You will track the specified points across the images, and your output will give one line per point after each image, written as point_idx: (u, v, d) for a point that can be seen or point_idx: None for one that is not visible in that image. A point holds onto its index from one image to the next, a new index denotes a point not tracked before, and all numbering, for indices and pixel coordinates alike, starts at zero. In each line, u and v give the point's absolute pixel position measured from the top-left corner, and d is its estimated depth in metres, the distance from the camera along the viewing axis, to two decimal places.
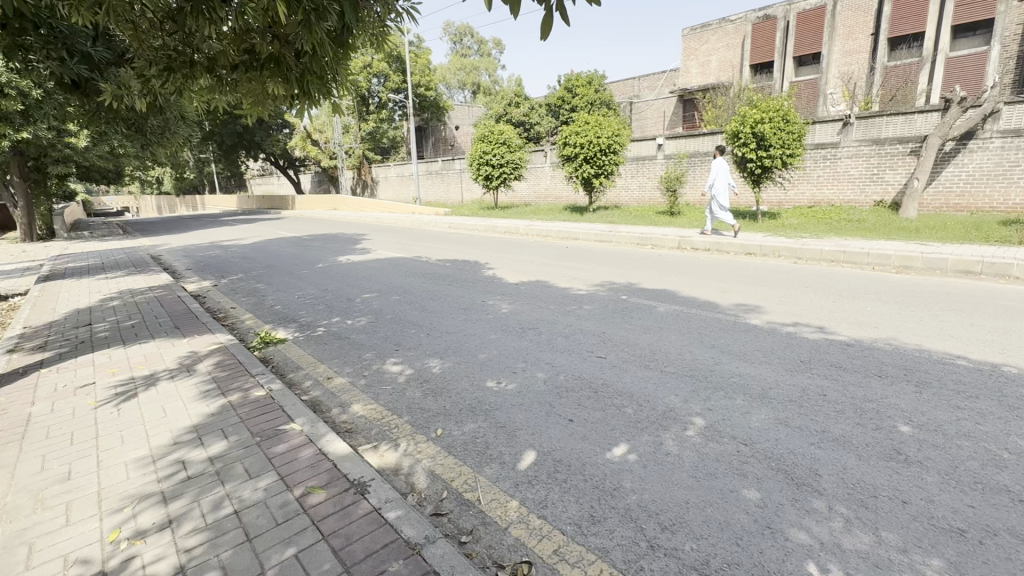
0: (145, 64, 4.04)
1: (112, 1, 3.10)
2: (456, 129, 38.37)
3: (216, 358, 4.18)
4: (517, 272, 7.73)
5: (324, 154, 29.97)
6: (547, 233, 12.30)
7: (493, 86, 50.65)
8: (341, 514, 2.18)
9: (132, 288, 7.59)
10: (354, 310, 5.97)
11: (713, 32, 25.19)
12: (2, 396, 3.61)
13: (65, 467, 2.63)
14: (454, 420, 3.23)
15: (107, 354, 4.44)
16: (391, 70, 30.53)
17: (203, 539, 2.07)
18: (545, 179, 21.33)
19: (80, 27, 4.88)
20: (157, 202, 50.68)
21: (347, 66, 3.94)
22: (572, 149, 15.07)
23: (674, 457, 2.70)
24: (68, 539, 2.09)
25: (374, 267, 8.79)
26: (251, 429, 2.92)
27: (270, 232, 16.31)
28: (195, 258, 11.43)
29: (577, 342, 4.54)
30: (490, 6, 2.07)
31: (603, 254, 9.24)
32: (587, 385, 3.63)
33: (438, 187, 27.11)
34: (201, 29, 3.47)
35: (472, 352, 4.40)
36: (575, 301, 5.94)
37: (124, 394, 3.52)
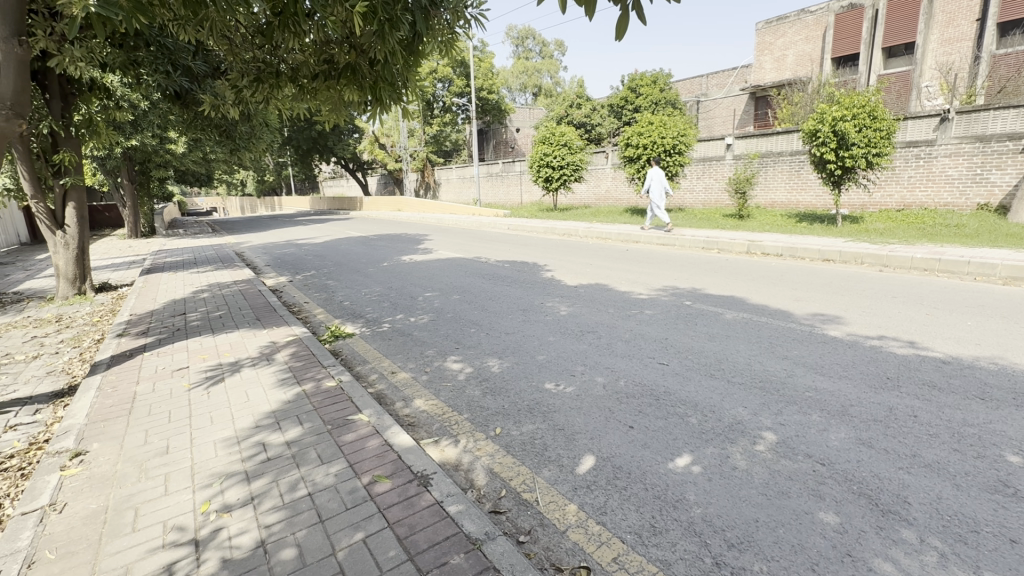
0: (238, 76, 4.46)
1: (212, 21, 3.46)
2: (516, 131, 38.67)
3: (292, 349, 4.47)
4: (578, 274, 7.68)
5: (391, 157, 31.30)
6: (608, 236, 12.11)
7: (555, 88, 50.67)
8: (405, 504, 2.26)
9: (219, 282, 8.27)
10: (416, 308, 6.17)
11: (791, 25, 23.82)
12: (113, 374, 4.08)
13: (163, 442, 2.91)
14: (513, 420, 3.25)
15: (199, 341, 4.88)
16: (455, 75, 31.71)
17: (280, 517, 2.21)
18: (606, 181, 21.04)
19: (183, 44, 5.57)
20: (241, 203, 55.12)
21: (416, 73, 4.08)
22: (635, 150, 14.75)
23: (742, 472, 2.57)
24: (165, 508, 2.31)
25: (436, 266, 9.03)
26: (323, 418, 3.09)
27: (340, 232, 17.21)
28: (274, 254, 12.28)
29: (638, 347, 4.44)
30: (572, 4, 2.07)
31: (666, 258, 8.96)
32: (648, 391, 3.54)
33: (498, 189, 27.47)
34: (286, 42, 3.74)
35: (531, 353, 4.41)
36: (636, 305, 5.81)
37: (213, 378, 3.87)
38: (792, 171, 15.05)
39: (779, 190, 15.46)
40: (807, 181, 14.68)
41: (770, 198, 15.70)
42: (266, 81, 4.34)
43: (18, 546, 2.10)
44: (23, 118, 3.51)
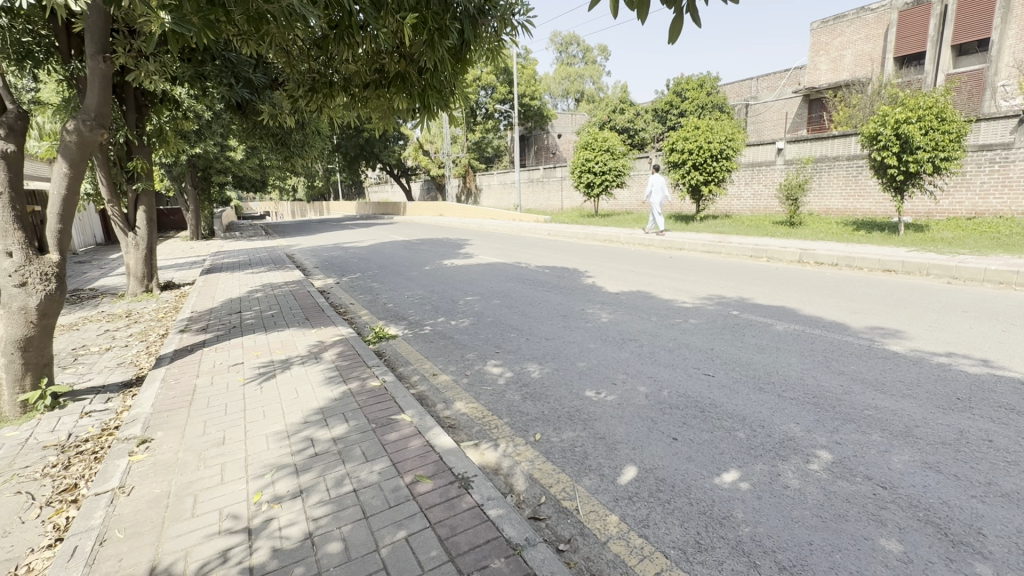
0: (295, 86, 4.69)
1: (273, 36, 3.67)
2: (558, 137, 38.61)
3: (338, 348, 4.62)
4: (619, 281, 7.57)
5: (434, 163, 31.98)
6: (650, 242, 11.88)
7: (598, 93, 50.31)
8: (447, 505, 2.28)
9: (272, 282, 8.66)
10: (457, 312, 6.24)
11: (850, 24, 22.77)
12: (176, 367, 4.35)
13: (220, 433, 3.07)
14: (553, 427, 3.23)
15: (253, 339, 5.12)
16: (498, 82, 32.14)
17: (327, 511, 2.28)
18: None
19: (245, 57, 5.97)
20: (292, 207, 57.65)
21: (463, 80, 4.16)
22: (680, 155, 14.42)
23: (795, 492, 2.44)
24: (222, 496, 2.43)
25: (477, 271, 9.11)
26: (368, 416, 3.18)
27: (385, 236, 17.69)
28: (322, 257, 12.77)
29: (681, 357, 4.33)
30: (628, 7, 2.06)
31: (713, 266, 8.69)
32: (693, 403, 3.43)
33: (539, 195, 27.50)
34: (340, 54, 3.91)
35: (571, 359, 4.38)
36: (680, 314, 5.66)
37: (265, 374, 4.05)
38: (850, 176, 14.31)
39: (834, 197, 14.74)
40: (866, 187, 13.92)
41: (825, 205, 14.99)
42: (320, 91, 4.55)
43: (91, 524, 2.26)
44: (105, 129, 3.81)
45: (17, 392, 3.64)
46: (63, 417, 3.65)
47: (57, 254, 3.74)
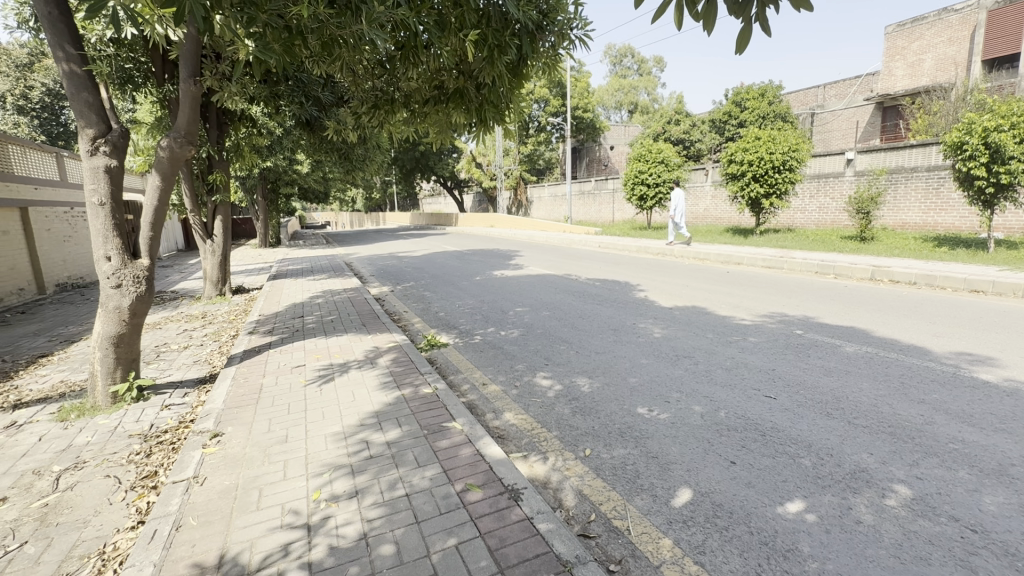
0: (360, 103, 4.94)
1: (343, 58, 3.92)
2: (610, 149, 38.33)
3: (392, 354, 4.76)
4: (673, 295, 7.36)
5: (486, 175, 32.63)
6: (706, 256, 11.50)
7: (652, 105, 49.60)
8: (497, 516, 2.28)
9: (331, 289, 9.08)
10: (507, 322, 6.29)
11: (930, 26, 21.29)
12: (245, 367, 4.63)
13: (284, 431, 3.23)
14: (604, 443, 3.17)
15: (314, 342, 5.38)
16: (551, 96, 32.44)
17: (381, 513, 2.34)
18: (705, 200, 20.13)
19: (315, 78, 6.40)
20: (350, 218, 60.55)
21: (520, 94, 4.25)
22: (738, 166, 13.93)
23: (869, 528, 2.26)
24: (284, 491, 2.55)
25: (528, 282, 9.14)
26: (420, 422, 3.25)
27: (438, 246, 18.16)
28: (378, 266, 13.26)
29: (740, 376, 4.14)
30: (695, 18, 2.08)
31: (774, 282, 8.28)
32: (753, 426, 3.26)
33: (590, 207, 27.35)
34: (403, 73, 4.10)
35: (622, 375, 4.28)
36: (739, 331, 5.43)
37: (325, 376, 4.24)
38: (929, 188, 13.28)
39: (911, 210, 13.71)
40: (949, 200, 12.85)
41: (900, 219, 13.97)
42: (382, 107, 4.77)
43: (169, 510, 2.44)
44: (193, 146, 4.19)
45: (110, 383, 4.00)
46: (147, 408, 3.98)
47: (147, 258, 4.10)
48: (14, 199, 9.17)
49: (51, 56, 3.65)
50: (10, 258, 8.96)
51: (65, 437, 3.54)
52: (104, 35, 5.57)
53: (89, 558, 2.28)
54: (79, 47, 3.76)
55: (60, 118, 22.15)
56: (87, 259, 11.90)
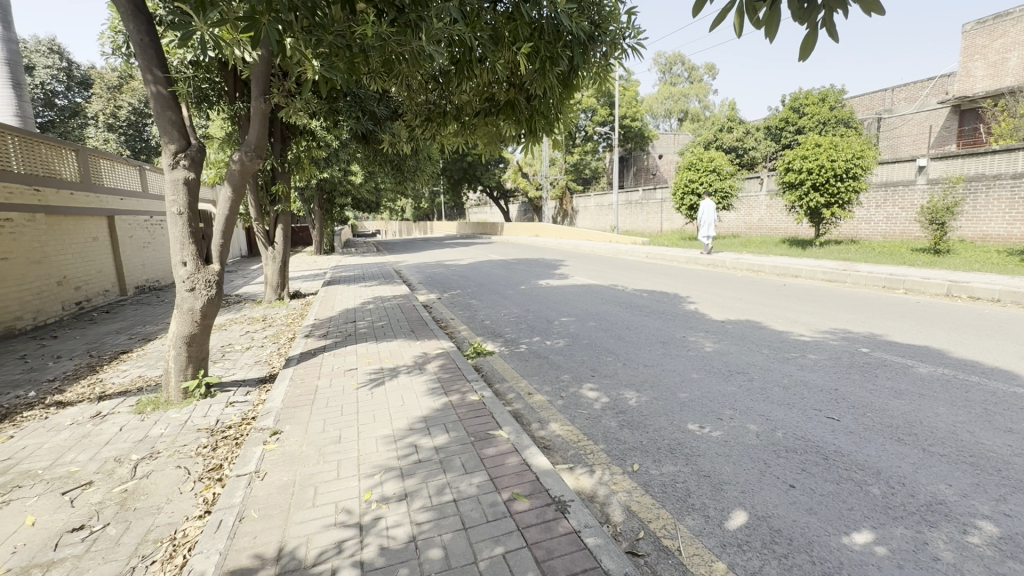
0: (414, 117, 5.09)
1: (398, 75, 4.09)
2: (659, 157, 37.62)
3: (440, 361, 4.86)
4: (725, 308, 7.11)
5: (532, 185, 32.87)
6: (760, 269, 11.04)
7: (704, 112, 48.36)
8: (544, 527, 2.27)
9: (382, 295, 9.38)
10: (553, 332, 6.27)
11: (1014, 22, 19.62)
12: (302, 368, 4.85)
13: (337, 431, 3.36)
14: (652, 458, 3.09)
15: (366, 347, 5.58)
16: (598, 105, 32.30)
17: (429, 517, 2.38)
18: (759, 209, 19.37)
19: (371, 94, 6.71)
20: (400, 227, 62.58)
21: (570, 106, 4.27)
22: (796, 175, 13.33)
23: (948, 566, 2.08)
24: (338, 490, 2.64)
25: (574, 292, 9.09)
26: (467, 429, 3.29)
27: (484, 255, 18.39)
28: (426, 274, 13.57)
29: (799, 395, 3.93)
30: (757, 25, 2.04)
31: (836, 296, 7.83)
32: (814, 448, 3.09)
33: (637, 217, 26.92)
34: (456, 87, 4.21)
35: (672, 389, 4.17)
36: (798, 348, 5.16)
37: (376, 380, 4.37)
38: (1014, 197, 12.19)
39: (993, 221, 12.62)
40: None
41: (981, 230, 12.87)
42: (435, 120, 4.91)
43: (234, 501, 2.59)
44: (262, 160, 4.48)
45: (182, 379, 4.31)
46: (214, 404, 4.24)
47: (219, 264, 4.39)
48: (103, 208, 10.06)
49: (140, 79, 3.99)
50: (98, 262, 9.81)
51: (142, 428, 3.83)
52: (185, 58, 6.04)
53: (162, 543, 2.44)
54: (165, 70, 4.10)
55: (143, 135, 24.19)
56: (163, 264, 12.87)
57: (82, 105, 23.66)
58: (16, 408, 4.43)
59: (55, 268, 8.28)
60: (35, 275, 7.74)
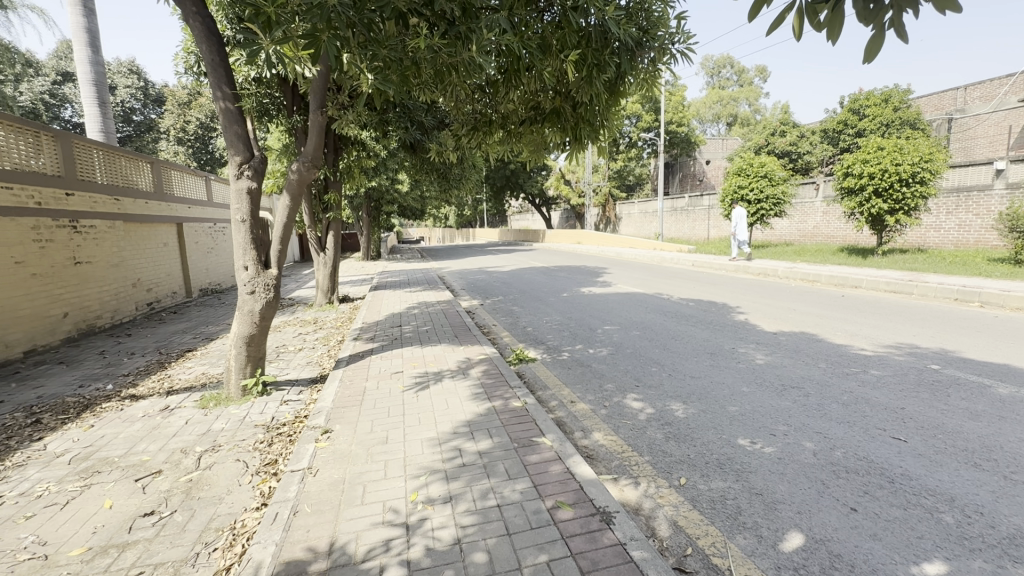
0: (461, 126, 5.20)
1: (446, 85, 4.21)
2: (706, 163, 36.61)
3: (483, 366, 4.91)
4: (777, 320, 6.81)
5: (575, 192, 32.75)
6: (816, 279, 10.50)
7: (754, 116, 46.76)
8: (589, 537, 2.24)
9: (426, 301, 9.58)
10: (596, 340, 6.20)
11: None
12: (351, 370, 5.03)
13: (384, 433, 3.45)
14: (700, 473, 3.00)
15: (411, 351, 5.71)
16: (644, 111, 31.86)
17: (474, 521, 2.41)
18: (814, 216, 18.48)
19: (420, 105, 6.93)
20: (443, 235, 63.81)
21: (616, 112, 4.25)
22: (856, 180, 12.64)
23: None
24: (385, 490, 2.71)
25: (617, 300, 8.95)
26: (511, 435, 3.30)
27: (526, 262, 18.45)
28: (469, 280, 13.76)
29: (860, 413, 3.71)
30: (818, 28, 1.97)
31: (901, 309, 7.34)
32: (877, 470, 2.90)
33: (683, 224, 26.29)
34: (503, 96, 4.28)
35: (720, 402, 4.02)
36: (858, 362, 4.87)
37: (421, 384, 4.47)
38: None
39: None
40: None
41: None
42: (481, 129, 5.00)
43: (289, 495, 2.71)
44: (317, 169, 4.70)
45: (241, 377, 4.56)
46: (269, 402, 4.46)
47: (276, 268, 4.62)
48: (173, 216, 10.81)
49: (210, 95, 4.30)
50: (167, 265, 10.53)
51: (205, 422, 4.07)
52: (249, 75, 6.44)
53: (223, 532, 2.58)
54: (233, 87, 4.38)
55: (208, 147, 25.88)
56: (224, 269, 13.67)
57: (155, 121, 25.63)
58: (96, 400, 4.81)
59: (131, 271, 8.95)
60: (113, 277, 8.40)
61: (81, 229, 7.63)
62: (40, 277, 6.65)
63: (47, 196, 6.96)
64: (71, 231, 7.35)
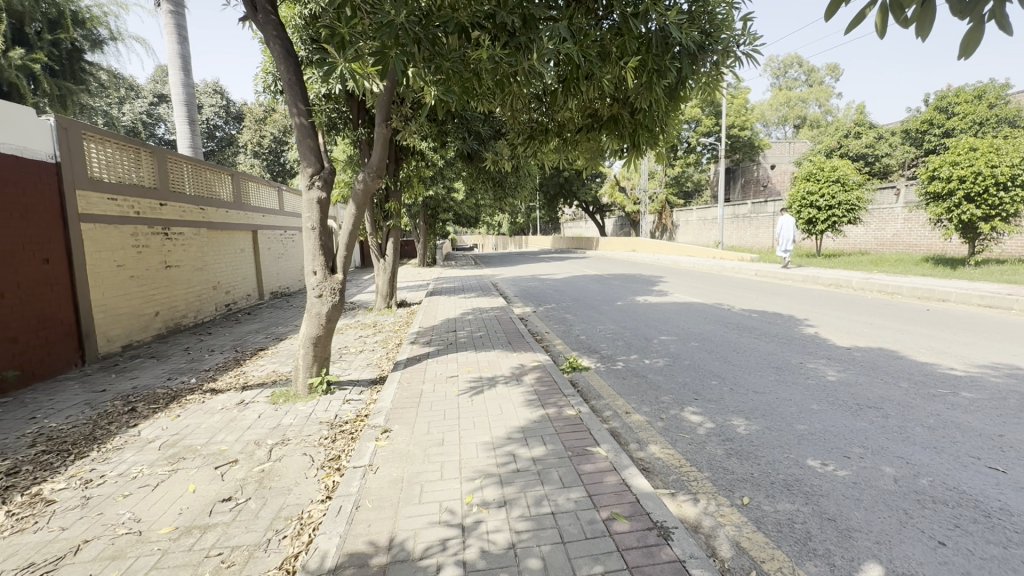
0: (518, 136, 5.29)
1: (504, 96, 4.31)
2: (771, 168, 34.86)
3: (537, 373, 4.92)
4: (850, 334, 6.35)
5: (630, 200, 32.18)
6: (896, 291, 9.70)
7: (825, 118, 44.08)
8: (646, 551, 2.19)
9: (481, 307, 9.72)
10: (651, 351, 6.05)
11: None
12: (408, 373, 5.19)
13: (441, 435, 3.54)
14: (765, 493, 2.85)
15: (466, 355, 5.83)
16: (703, 115, 30.96)
17: (528, 527, 2.42)
18: (894, 223, 17.11)
19: (477, 116, 7.12)
20: (496, 242, 64.55)
21: (676, 118, 4.17)
22: (943, 184, 11.59)
23: None
24: (442, 491, 2.78)
25: (673, 310, 8.68)
26: (565, 443, 3.29)
27: (579, 270, 18.29)
28: (522, 287, 13.84)
29: (950, 439, 3.38)
30: (905, 24, 1.86)
31: (999, 325, 6.63)
32: (970, 503, 2.64)
33: (744, 232, 25.15)
34: (560, 106, 4.30)
35: (788, 420, 3.80)
36: (947, 383, 4.44)
37: (475, 388, 4.55)
38: None
39: None
40: None
41: None
42: (537, 138, 5.06)
43: (351, 490, 2.84)
44: (381, 178, 4.91)
45: (308, 376, 4.82)
46: (333, 400, 4.68)
47: (342, 273, 4.86)
48: (249, 224, 11.65)
49: (287, 112, 4.62)
50: (243, 270, 11.35)
51: (276, 417, 4.35)
52: (320, 92, 6.88)
53: (292, 521, 2.74)
54: (306, 103, 4.68)
55: (280, 160, 27.71)
56: (293, 273, 14.54)
57: (235, 136, 27.79)
58: (181, 392, 5.25)
59: (212, 274, 9.73)
60: (197, 280, 9.15)
61: (172, 236, 8.38)
62: (137, 279, 7.37)
63: (144, 206, 7.71)
64: (163, 238, 8.10)
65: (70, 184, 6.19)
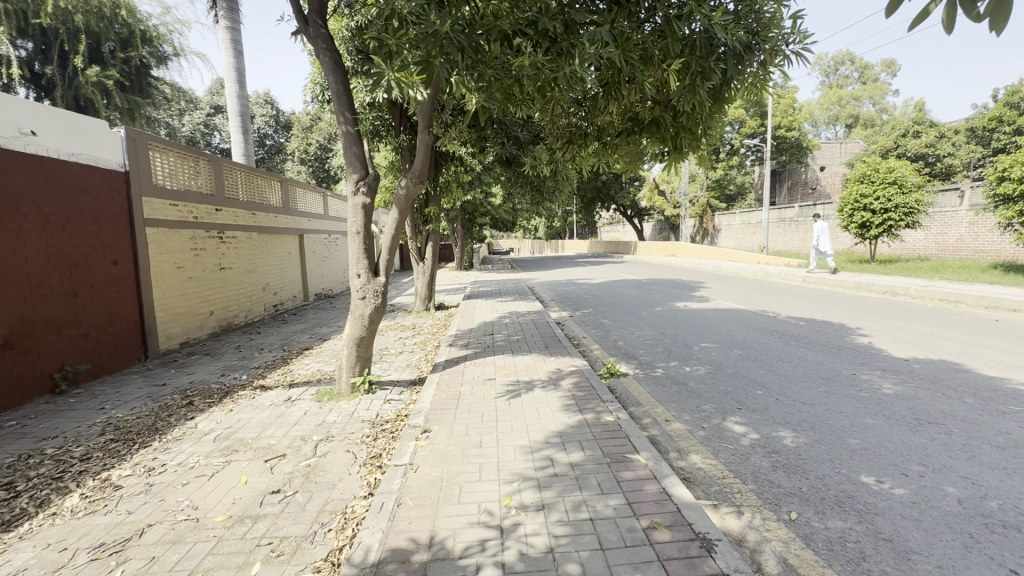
0: (557, 140, 5.29)
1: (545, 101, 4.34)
2: (820, 169, 33.41)
3: (574, 378, 4.90)
4: (908, 345, 6.00)
5: (669, 203, 31.55)
6: (960, 299, 9.08)
7: (880, 116, 41.89)
8: (688, 563, 2.15)
9: (517, 311, 9.76)
10: (692, 358, 5.91)
11: None
12: (447, 374, 5.28)
13: (479, 436, 3.58)
14: (815, 509, 2.73)
15: (503, 359, 5.87)
16: (747, 116, 30.05)
17: (567, 532, 2.41)
18: (958, 228, 16.05)
19: (516, 121, 7.18)
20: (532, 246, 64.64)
21: (719, 120, 4.09)
22: (1014, 185, 10.79)
23: None
24: (480, 492, 2.81)
25: (715, 316, 8.45)
26: (603, 449, 3.26)
27: (616, 274, 18.08)
28: (558, 291, 13.79)
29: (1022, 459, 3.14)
30: (977, 20, 1.76)
31: None
32: None
33: (791, 236, 24.18)
34: (601, 110, 4.30)
35: (839, 433, 3.63)
36: (1019, 400, 4.13)
37: (513, 391, 4.57)
38: None
39: None
40: None
41: None
42: (576, 142, 5.07)
43: (393, 487, 2.91)
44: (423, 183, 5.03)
45: (351, 375, 4.98)
46: (374, 400, 4.82)
47: (385, 275, 5.00)
48: (296, 228, 12.13)
49: (335, 120, 4.80)
50: (290, 272, 11.83)
51: (321, 414, 4.51)
52: (365, 100, 7.12)
53: (337, 514, 2.84)
54: (352, 111, 4.85)
55: (325, 166, 28.74)
56: (336, 276, 15.03)
57: (284, 143, 29.03)
58: (234, 387, 5.53)
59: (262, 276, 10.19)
60: (248, 282, 9.61)
61: (226, 239, 8.85)
62: (194, 279, 7.82)
63: (202, 211, 8.18)
64: (218, 241, 8.56)
65: (138, 190, 6.65)
